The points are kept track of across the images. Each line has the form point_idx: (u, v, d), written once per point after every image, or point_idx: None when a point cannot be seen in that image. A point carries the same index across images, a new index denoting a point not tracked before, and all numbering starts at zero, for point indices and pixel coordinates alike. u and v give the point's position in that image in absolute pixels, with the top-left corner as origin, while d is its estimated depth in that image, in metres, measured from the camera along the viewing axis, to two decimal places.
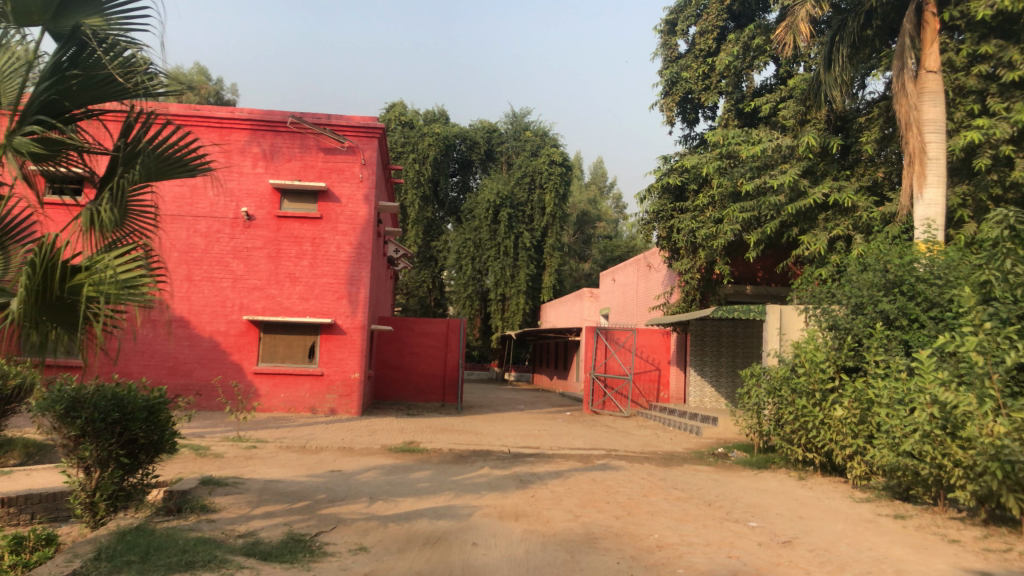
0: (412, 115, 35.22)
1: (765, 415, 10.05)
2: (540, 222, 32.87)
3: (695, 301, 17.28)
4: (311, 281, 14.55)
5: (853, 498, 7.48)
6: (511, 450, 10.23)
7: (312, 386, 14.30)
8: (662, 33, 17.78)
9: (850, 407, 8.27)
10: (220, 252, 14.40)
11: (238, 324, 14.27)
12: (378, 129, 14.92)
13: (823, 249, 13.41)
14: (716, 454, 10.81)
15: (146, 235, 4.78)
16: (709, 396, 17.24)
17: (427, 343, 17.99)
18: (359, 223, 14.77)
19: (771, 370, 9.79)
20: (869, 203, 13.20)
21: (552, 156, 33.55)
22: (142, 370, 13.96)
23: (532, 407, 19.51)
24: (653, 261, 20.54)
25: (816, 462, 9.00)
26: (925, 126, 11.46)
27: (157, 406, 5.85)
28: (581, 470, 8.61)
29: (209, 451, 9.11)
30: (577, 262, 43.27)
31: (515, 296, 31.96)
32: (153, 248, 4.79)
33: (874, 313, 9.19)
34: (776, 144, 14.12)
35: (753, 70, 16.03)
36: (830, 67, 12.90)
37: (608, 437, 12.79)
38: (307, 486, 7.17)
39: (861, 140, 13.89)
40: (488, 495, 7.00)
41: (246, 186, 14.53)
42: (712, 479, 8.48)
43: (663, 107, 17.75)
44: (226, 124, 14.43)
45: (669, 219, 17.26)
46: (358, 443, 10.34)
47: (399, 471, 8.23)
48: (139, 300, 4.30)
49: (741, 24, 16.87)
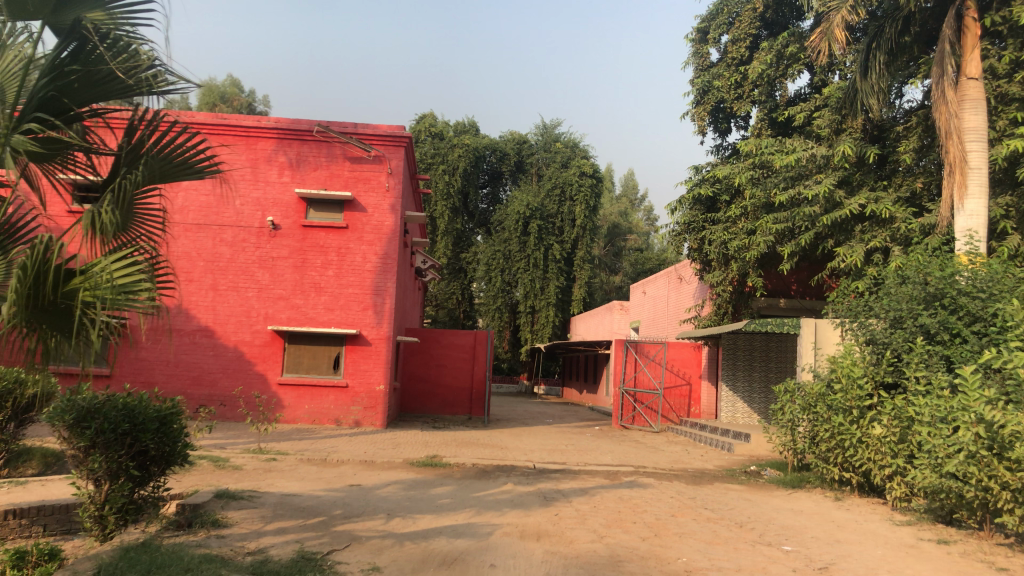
0: (442, 127, 35.23)
1: (800, 433, 9.68)
2: (570, 234, 32.63)
3: (726, 315, 16.93)
4: (337, 291, 14.44)
5: (893, 522, 7.13)
6: (536, 465, 9.98)
7: (337, 398, 14.17)
8: (692, 42, 17.49)
9: (889, 425, 7.92)
10: (245, 262, 14.35)
11: (263, 334, 14.18)
12: (404, 138, 14.80)
13: (859, 262, 13.04)
14: (748, 472, 10.46)
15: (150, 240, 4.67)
16: (742, 412, 16.84)
17: (454, 355, 17.81)
18: (385, 233, 14.65)
19: (806, 386, 9.46)
20: (908, 214, 12.80)
21: (582, 167, 33.35)
22: (167, 380, 13.92)
23: (561, 421, 19.22)
24: (684, 274, 20.20)
25: (853, 482, 8.63)
26: (966, 135, 11.07)
27: (169, 417, 5.69)
28: (607, 487, 8.34)
29: (228, 463, 8.97)
30: (608, 275, 42.92)
31: (545, 309, 31.70)
32: (155, 253, 4.66)
33: (914, 327, 8.84)
34: (811, 154, 13.77)
35: (787, 78, 15.72)
36: (867, 74, 12.56)
37: (637, 453, 12.49)
38: (324, 501, 6.98)
39: (899, 149, 13.50)
40: (510, 513, 6.75)
41: (272, 195, 14.49)
42: (744, 498, 8.15)
43: (694, 117, 17.46)
44: (253, 132, 14.45)
45: (700, 230, 16.93)
46: (380, 456, 10.15)
47: (419, 486, 8.02)
48: (137, 307, 4.18)
49: (775, 32, 16.63)
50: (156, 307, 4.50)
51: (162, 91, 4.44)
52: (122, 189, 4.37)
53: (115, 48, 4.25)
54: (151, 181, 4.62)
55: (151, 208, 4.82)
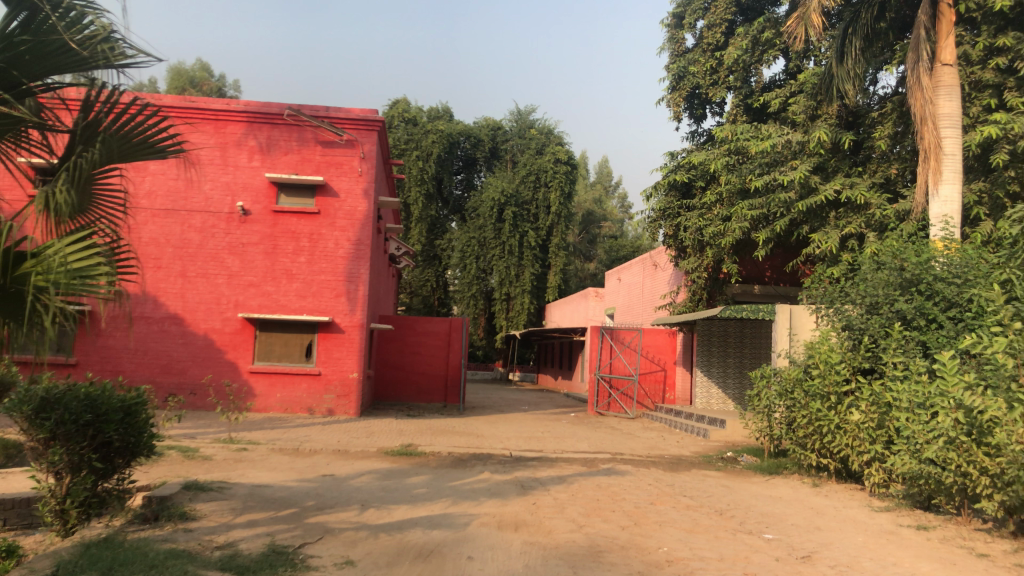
0: (415, 112, 34.87)
1: (776, 418, 9.66)
2: (545, 221, 32.51)
3: (701, 301, 16.91)
4: (309, 278, 14.22)
5: (872, 508, 7.10)
6: (512, 453, 9.87)
7: (309, 386, 13.98)
8: (669, 27, 17.34)
9: (867, 411, 7.86)
10: (215, 248, 14.08)
11: (234, 322, 13.94)
12: (378, 122, 14.53)
13: (834, 248, 13.04)
14: (725, 458, 10.43)
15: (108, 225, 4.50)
16: (716, 398, 16.85)
17: (429, 342, 17.63)
18: (358, 219, 14.42)
19: (782, 372, 9.42)
20: (883, 200, 12.81)
21: (557, 154, 33.22)
22: (135, 368, 13.64)
23: (536, 408, 19.18)
24: (658, 260, 20.16)
25: (830, 468, 8.61)
26: (940, 121, 11.03)
27: (134, 407, 5.50)
28: (585, 475, 8.23)
29: (198, 453, 8.77)
30: (582, 262, 42.89)
31: (520, 296, 31.58)
32: (113, 238, 4.48)
33: (890, 312, 8.81)
34: (786, 140, 13.72)
35: (762, 65, 15.65)
36: (842, 60, 12.46)
37: (613, 439, 12.42)
38: (297, 491, 6.81)
39: (873, 136, 13.47)
40: (487, 502, 6.63)
41: (242, 180, 14.21)
42: (721, 485, 8.10)
43: (670, 103, 17.35)
44: (222, 116, 14.15)
45: (676, 217, 16.83)
46: (354, 445, 9.98)
47: (394, 476, 7.88)
48: (94, 292, 3.99)
49: (750, 18, 16.51)
50: (115, 294, 4.32)
51: (119, 63, 4.23)
52: (77, 168, 4.20)
53: (68, 18, 4.03)
54: (107, 161, 4.43)
55: (107, 189, 4.60)
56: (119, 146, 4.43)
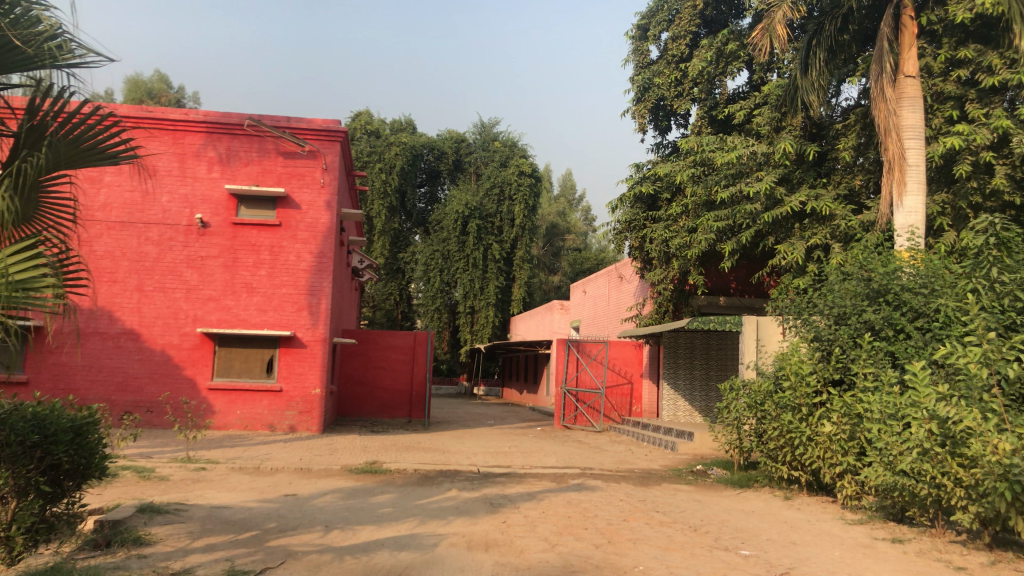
0: (378, 125, 34.65)
1: (746, 431, 9.59)
2: (509, 234, 32.42)
3: (667, 313, 16.89)
4: (270, 292, 13.91)
5: (846, 521, 7.02)
6: (480, 470, 9.66)
7: (270, 403, 13.65)
8: (633, 39, 17.37)
9: (839, 422, 7.78)
10: (173, 261, 13.72)
11: (192, 337, 13.57)
12: (340, 133, 14.30)
13: (800, 259, 13.06)
14: (695, 472, 10.32)
15: (58, 233, 4.27)
16: (683, 410, 16.81)
17: (393, 356, 17.37)
18: (320, 231, 14.16)
19: (752, 384, 9.36)
20: (847, 212, 12.88)
21: (521, 167, 33.21)
22: (89, 386, 13.19)
23: (502, 422, 18.97)
24: (624, 272, 20.13)
25: (802, 481, 8.54)
26: (904, 132, 11.11)
27: (84, 427, 5.27)
28: (555, 491, 8.07)
29: (154, 473, 8.44)
30: (546, 275, 42.86)
31: (484, 309, 31.37)
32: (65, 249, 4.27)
33: (859, 323, 8.79)
34: (751, 151, 13.80)
35: (726, 76, 15.73)
36: (807, 71, 12.51)
37: (581, 454, 12.27)
38: (257, 512, 6.55)
39: (837, 147, 13.57)
40: (456, 521, 6.43)
41: (200, 191, 13.88)
42: (693, 500, 7.97)
43: (635, 115, 17.35)
44: (180, 126, 13.83)
45: (641, 229, 16.81)
46: (316, 463, 9.70)
47: (359, 494, 7.64)
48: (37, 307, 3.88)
49: (714, 30, 16.61)
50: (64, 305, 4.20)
51: (67, 63, 4.05)
52: (21, 172, 3.98)
53: (13, 16, 3.93)
54: (56, 166, 4.16)
55: (60, 197, 4.34)
56: (68, 149, 4.16)
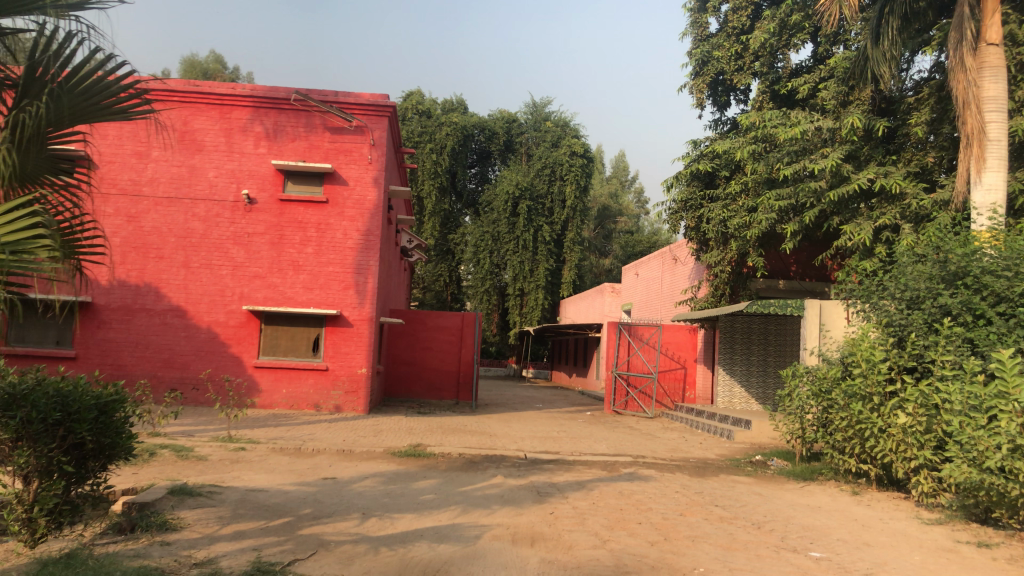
0: (430, 104, 34.30)
1: (810, 420, 9.04)
2: (560, 215, 31.95)
3: (724, 296, 16.26)
4: (316, 270, 13.68)
5: (922, 520, 6.45)
6: (528, 455, 9.27)
7: (316, 382, 13.45)
8: (691, 11, 16.66)
9: (914, 413, 7.19)
10: (219, 237, 13.56)
11: (238, 315, 13.41)
12: (389, 107, 13.96)
13: (867, 240, 12.39)
14: (754, 462, 9.79)
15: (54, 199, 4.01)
16: (739, 397, 16.32)
17: (440, 336, 17.09)
18: (368, 208, 13.88)
19: (817, 370, 8.80)
20: (918, 190, 12.14)
21: (573, 147, 32.73)
22: (136, 363, 13.12)
23: (551, 406, 18.59)
24: (679, 254, 19.55)
25: (871, 475, 7.96)
26: (985, 104, 10.37)
27: (110, 404, 4.96)
28: (606, 480, 7.63)
29: (192, 452, 8.22)
30: (597, 257, 42.34)
31: (534, 291, 30.95)
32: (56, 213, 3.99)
33: (933, 307, 8.17)
34: (816, 127, 13.12)
35: (790, 49, 15.06)
36: (878, 41, 11.80)
37: (633, 441, 11.81)
38: (293, 497, 6.25)
39: (908, 122, 12.81)
40: (500, 511, 6.05)
41: (247, 167, 13.68)
42: (754, 493, 7.47)
43: (692, 90, 16.67)
44: (228, 101, 13.64)
45: (698, 208, 16.18)
46: (359, 445, 9.40)
47: (401, 480, 7.30)
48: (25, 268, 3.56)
49: (776, 3, 15.95)
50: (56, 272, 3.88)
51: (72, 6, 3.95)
52: (19, 123, 3.74)
53: None
54: (59, 121, 3.91)
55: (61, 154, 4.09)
56: (75, 101, 3.91)
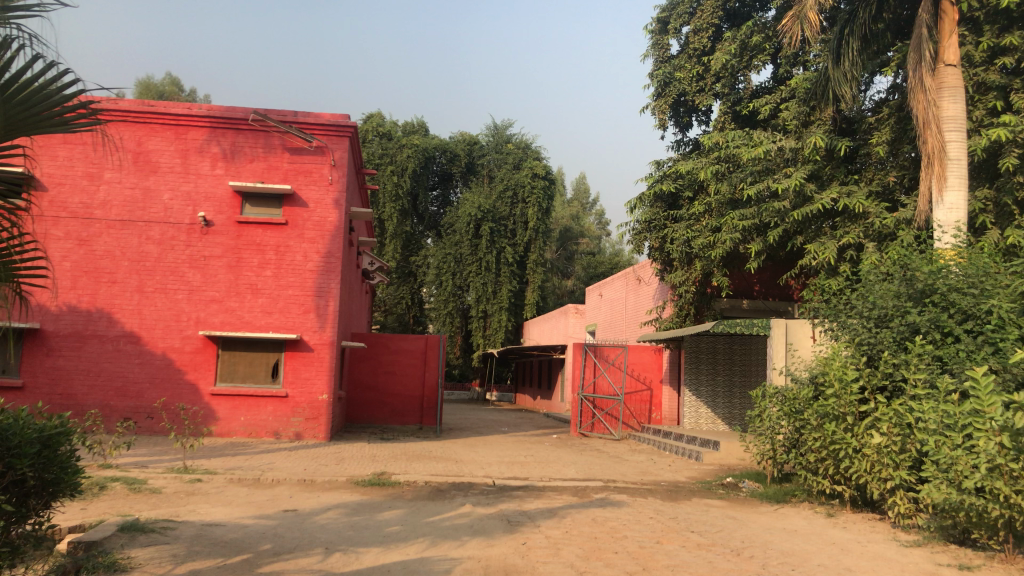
0: (390, 126, 34.08)
1: (781, 440, 8.93)
2: (523, 237, 31.89)
3: (688, 317, 16.21)
4: (275, 293, 13.35)
5: (900, 542, 6.34)
6: (495, 482, 9.02)
7: (275, 409, 13.08)
8: (652, 33, 16.70)
9: (889, 433, 7.09)
10: (175, 261, 13.18)
11: (194, 340, 13.01)
12: (349, 127, 13.75)
13: (832, 259, 12.41)
14: (725, 484, 9.65)
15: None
16: (705, 417, 16.11)
17: (403, 360, 16.79)
18: (328, 230, 13.61)
19: (787, 390, 8.70)
20: (881, 209, 12.21)
21: (534, 169, 32.75)
22: (87, 392, 12.63)
23: (515, 429, 18.32)
24: (642, 274, 19.52)
25: (845, 497, 7.83)
26: (945, 124, 10.43)
27: (54, 438, 4.67)
28: (577, 507, 7.42)
29: (145, 485, 7.84)
30: (559, 279, 42.33)
31: (498, 313, 30.62)
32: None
33: (901, 325, 8.14)
34: (779, 147, 13.18)
35: (751, 70, 15.18)
36: (839, 61, 11.87)
37: (601, 464, 11.60)
38: (252, 531, 5.95)
39: (869, 142, 12.92)
40: (471, 542, 5.81)
41: (204, 189, 13.34)
42: (728, 517, 7.31)
43: (654, 110, 16.64)
44: (183, 121, 13.31)
45: (662, 229, 16.14)
46: (321, 474, 9.09)
47: (365, 510, 7.02)
48: None
49: (736, 25, 16.07)
50: None
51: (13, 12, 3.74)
52: None
53: None
54: None
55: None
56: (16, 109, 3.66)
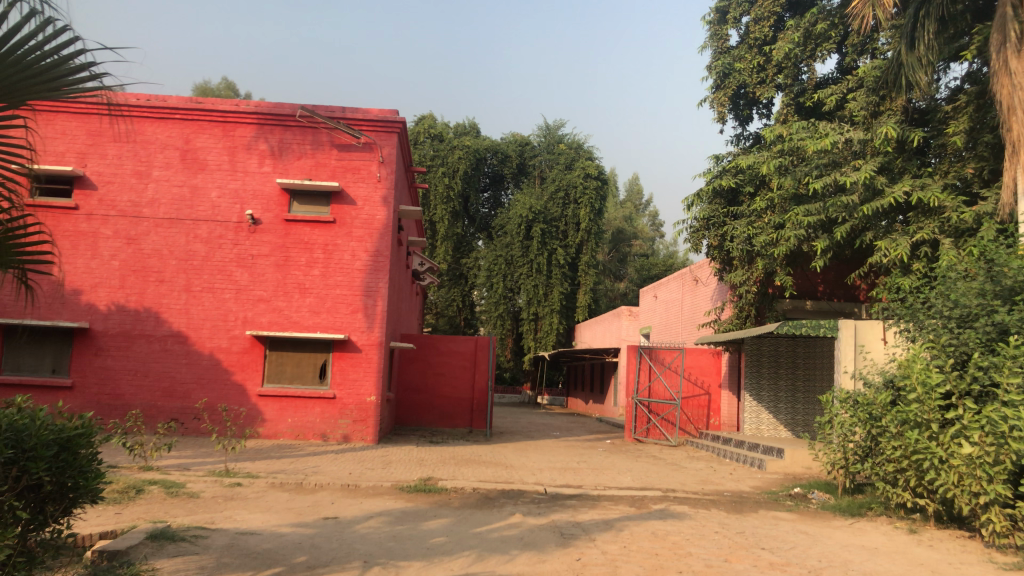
0: (442, 128, 33.85)
1: (855, 448, 8.29)
2: (574, 239, 31.40)
3: (749, 318, 15.54)
4: (323, 292, 13.08)
5: (998, 564, 5.71)
6: (548, 490, 8.55)
7: (323, 411, 12.80)
8: (710, 23, 16.04)
9: (980, 442, 6.44)
10: (222, 259, 12.99)
11: (241, 340, 12.80)
12: (398, 123, 13.44)
13: (904, 256, 11.70)
14: (793, 495, 9.02)
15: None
16: (767, 423, 15.39)
17: (454, 362, 16.42)
18: (376, 228, 13.30)
19: (863, 394, 8.06)
20: (959, 202, 11.45)
21: (586, 169, 32.28)
22: (135, 392, 12.51)
23: (568, 434, 17.83)
24: (700, 275, 18.87)
25: (929, 511, 7.18)
26: None
27: (73, 439, 4.34)
28: (635, 519, 6.91)
29: (183, 489, 7.54)
30: (612, 281, 41.68)
31: (549, 316, 30.22)
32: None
33: (987, 325, 7.50)
34: (846, 138, 12.51)
35: (815, 60, 14.48)
36: (913, 46, 11.17)
37: (659, 472, 11.05)
38: (287, 542, 5.58)
39: (945, 132, 12.16)
40: (521, 557, 5.35)
41: (251, 186, 13.15)
42: (801, 532, 6.74)
43: (713, 103, 16.00)
44: (231, 118, 13.16)
45: (721, 226, 15.51)
46: (365, 479, 8.72)
47: (410, 519, 6.62)
48: None
49: (798, 13, 15.39)
50: None
51: None
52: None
53: None
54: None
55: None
56: (9, 76, 3.33)
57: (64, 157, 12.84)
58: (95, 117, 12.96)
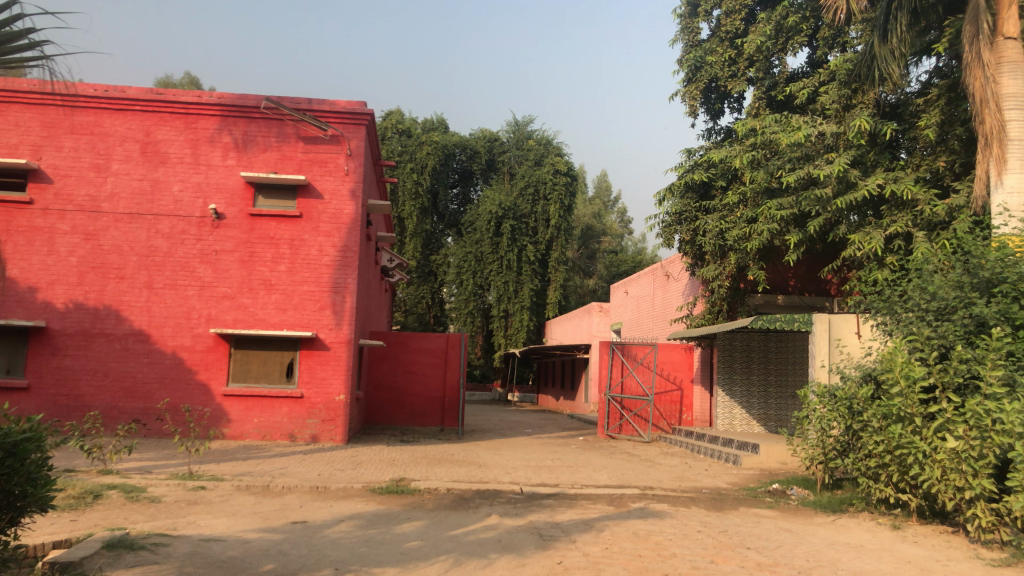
0: (410, 123, 33.45)
1: (835, 442, 8.18)
2: (544, 235, 31.24)
3: (721, 313, 15.46)
4: (290, 289, 12.76)
5: (985, 560, 5.59)
6: (523, 489, 8.33)
7: (290, 410, 12.48)
8: (681, 17, 15.90)
9: (965, 436, 6.31)
10: (185, 256, 12.61)
11: (205, 339, 12.43)
12: (366, 115, 13.13)
13: (878, 249, 11.60)
14: (771, 491, 8.89)
15: None
16: (739, 418, 15.39)
17: (424, 359, 16.14)
18: (344, 223, 12.99)
19: (844, 388, 7.93)
20: (931, 195, 11.44)
21: (556, 165, 32.09)
22: (95, 393, 12.09)
23: (540, 431, 17.66)
24: (671, 270, 18.76)
25: (912, 507, 7.07)
26: (1005, 101, 9.68)
27: (21, 445, 4.04)
28: (614, 519, 6.71)
29: (144, 493, 7.21)
30: (581, 278, 41.62)
31: (519, 312, 30.03)
32: None
33: (965, 317, 7.41)
34: (818, 131, 12.40)
35: (787, 53, 14.42)
36: (886, 38, 11.07)
37: (634, 468, 10.89)
38: (254, 548, 5.30)
39: (917, 125, 12.12)
40: (500, 561, 5.14)
41: (215, 180, 12.78)
42: (783, 530, 6.59)
43: (684, 97, 15.87)
44: (193, 109, 12.77)
45: (693, 221, 15.38)
46: (335, 481, 8.43)
47: (383, 522, 6.37)
48: None
49: (770, 7, 15.30)
50: None
51: None
52: None
53: None
54: None
55: None
56: None
57: (18, 149, 12.37)
58: (51, 108, 12.51)
